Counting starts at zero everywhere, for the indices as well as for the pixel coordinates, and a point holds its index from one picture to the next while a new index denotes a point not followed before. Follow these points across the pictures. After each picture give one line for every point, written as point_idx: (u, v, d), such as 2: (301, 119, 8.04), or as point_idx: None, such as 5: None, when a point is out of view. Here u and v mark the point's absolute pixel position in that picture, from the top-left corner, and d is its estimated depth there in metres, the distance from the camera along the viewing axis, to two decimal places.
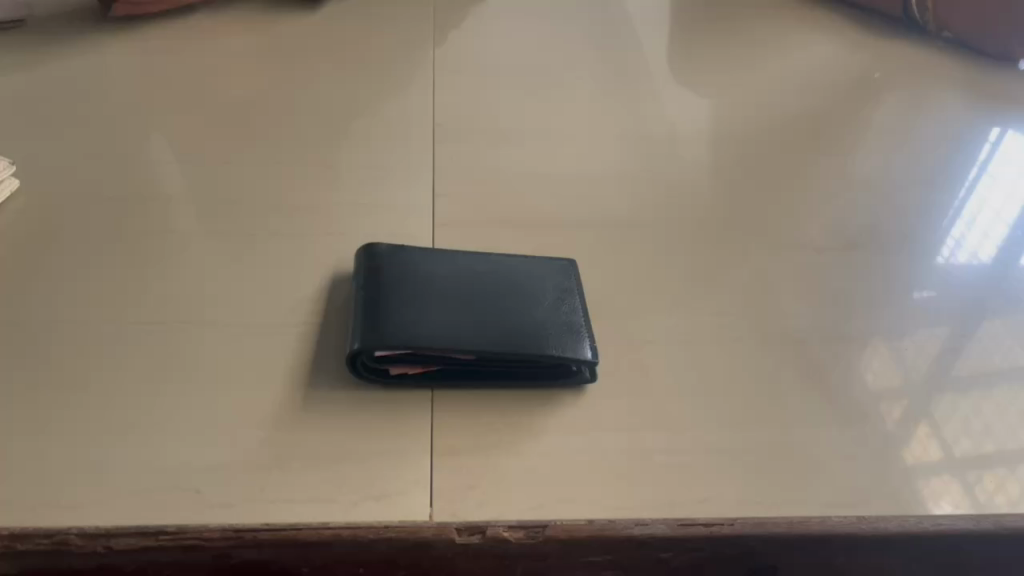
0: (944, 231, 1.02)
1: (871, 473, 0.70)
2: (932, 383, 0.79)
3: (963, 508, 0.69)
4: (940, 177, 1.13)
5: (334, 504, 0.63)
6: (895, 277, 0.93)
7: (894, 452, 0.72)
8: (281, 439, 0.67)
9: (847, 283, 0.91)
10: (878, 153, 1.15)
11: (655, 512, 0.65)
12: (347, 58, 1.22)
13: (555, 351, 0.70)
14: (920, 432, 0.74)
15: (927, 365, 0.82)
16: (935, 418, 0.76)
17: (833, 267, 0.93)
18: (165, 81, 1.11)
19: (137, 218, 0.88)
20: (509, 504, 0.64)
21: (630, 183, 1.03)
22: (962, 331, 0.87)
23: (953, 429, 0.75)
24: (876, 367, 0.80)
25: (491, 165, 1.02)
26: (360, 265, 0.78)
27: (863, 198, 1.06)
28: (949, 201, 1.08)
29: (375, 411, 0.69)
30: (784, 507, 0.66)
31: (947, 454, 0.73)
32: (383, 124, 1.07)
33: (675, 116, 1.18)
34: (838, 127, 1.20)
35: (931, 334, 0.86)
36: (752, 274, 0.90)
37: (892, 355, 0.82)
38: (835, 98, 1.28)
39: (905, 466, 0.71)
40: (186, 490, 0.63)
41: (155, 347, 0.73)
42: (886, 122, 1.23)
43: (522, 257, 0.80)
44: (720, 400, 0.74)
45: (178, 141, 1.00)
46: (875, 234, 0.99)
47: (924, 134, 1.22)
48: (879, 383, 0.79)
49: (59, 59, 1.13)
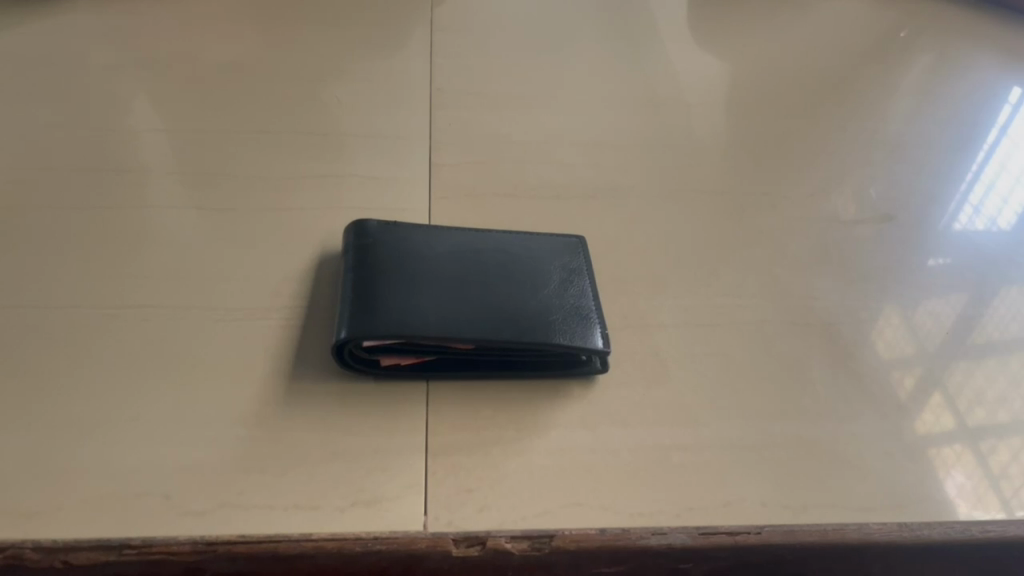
0: (960, 189, 0.97)
1: (896, 458, 0.65)
2: (948, 352, 0.75)
3: (979, 479, 0.65)
4: (959, 138, 1.06)
5: (318, 512, 0.57)
6: (913, 242, 0.87)
7: (906, 421, 0.68)
8: (262, 436, 0.61)
9: (867, 251, 0.85)
10: (898, 114, 1.08)
11: (673, 518, 0.58)
12: (340, 19, 1.14)
13: (563, 341, 0.64)
14: (935, 402, 0.70)
15: (942, 332, 0.77)
16: (948, 388, 0.71)
17: (853, 235, 0.87)
18: (142, 43, 1.03)
19: (109, 190, 0.80)
20: (512, 510, 0.58)
21: (643, 151, 0.95)
22: (982, 296, 0.82)
23: (969, 398, 0.71)
24: (887, 333, 0.76)
25: (495, 133, 0.95)
26: (349, 244, 0.71)
27: (882, 161, 0.99)
28: (968, 160, 1.02)
29: (365, 406, 0.63)
30: (815, 512, 0.60)
31: (961, 423, 0.69)
32: (379, 90, 0.99)
33: (690, 79, 1.10)
34: (861, 89, 1.13)
35: (946, 299, 0.81)
36: (769, 245, 0.83)
37: (906, 324, 0.77)
38: (858, 58, 1.20)
39: (913, 435, 0.67)
40: (155, 496, 0.57)
41: (125, 334, 0.67)
42: (905, 80, 1.16)
43: (526, 236, 0.74)
44: (744, 391, 0.68)
45: (155, 107, 0.92)
46: (896, 199, 0.93)
47: (946, 93, 1.15)
48: (890, 352, 0.74)
49: (28, 18, 1.05)
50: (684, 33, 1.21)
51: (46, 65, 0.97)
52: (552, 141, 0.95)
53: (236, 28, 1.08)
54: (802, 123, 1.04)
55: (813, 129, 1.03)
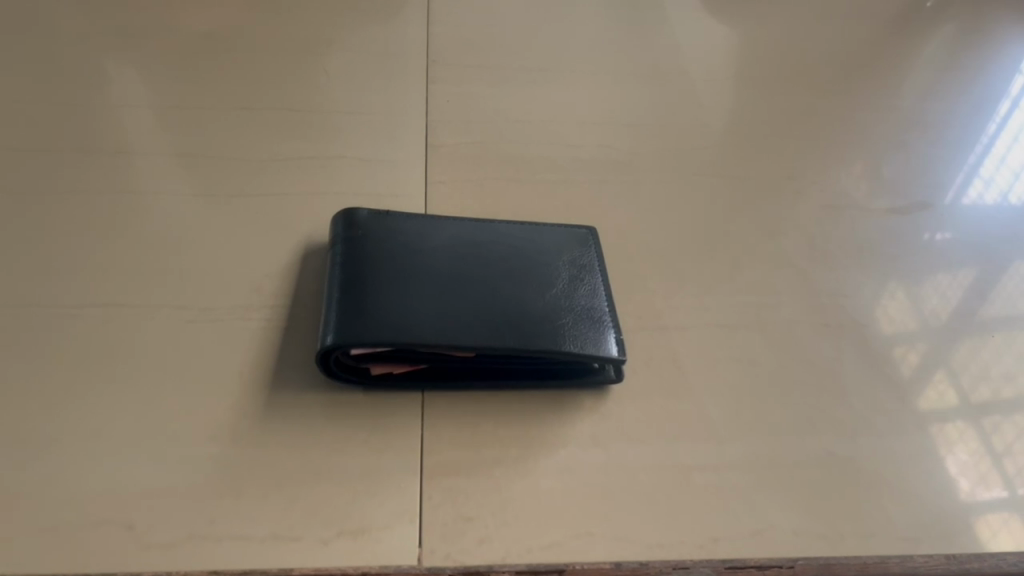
0: (969, 150, 0.91)
1: (909, 452, 0.60)
2: (956, 327, 0.70)
3: (982, 457, 0.61)
4: (976, 97, 1.00)
5: (299, 544, 0.50)
6: (924, 212, 0.82)
7: (909, 398, 0.64)
8: (238, 456, 0.54)
9: (878, 224, 0.79)
10: (915, 75, 1.02)
11: (697, 549, 0.52)
12: None
13: (572, 348, 0.57)
14: (938, 376, 0.66)
15: (948, 304, 0.72)
16: (953, 364, 0.67)
17: (865, 209, 0.81)
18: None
19: (76, 171, 0.73)
20: (516, 541, 0.52)
21: (658, 130, 0.88)
22: (991, 264, 0.77)
23: (973, 373, 0.66)
24: (889, 307, 0.71)
25: (496, 110, 0.87)
26: (337, 235, 0.64)
27: (892, 126, 0.93)
28: (981, 121, 0.96)
29: (354, 420, 0.57)
30: (855, 543, 0.54)
31: (964, 399, 0.64)
32: (371, 58, 0.91)
33: (709, 46, 1.02)
34: (883, 52, 1.05)
35: (953, 269, 0.76)
36: (791, 229, 0.77)
37: (912, 298, 0.72)
38: (886, 14, 1.12)
39: (916, 411, 0.63)
40: (116, 524, 0.50)
41: (88, 338, 0.60)
42: (925, 33, 1.09)
43: (529, 226, 0.67)
44: (772, 402, 0.62)
45: (125, 73, 0.84)
46: (912, 168, 0.87)
47: (967, 48, 1.08)
48: (892, 325, 0.69)
49: None
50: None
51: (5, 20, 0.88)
52: (559, 118, 0.88)
53: None
54: (828, 96, 0.96)
55: (832, 97, 0.96)
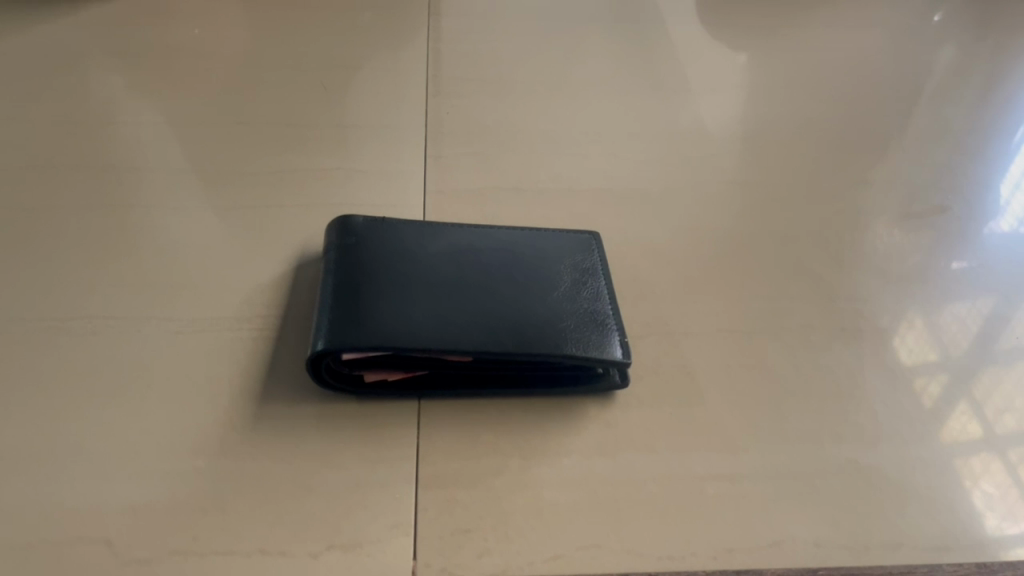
0: (985, 161, 0.86)
1: (926, 458, 0.56)
2: (978, 354, 0.64)
3: (1009, 488, 0.55)
4: (997, 103, 0.95)
5: (286, 558, 0.47)
6: (942, 230, 0.77)
7: (928, 429, 0.58)
8: (225, 468, 0.52)
9: (890, 243, 0.74)
10: (930, 84, 0.97)
11: (710, 560, 0.49)
12: None
13: (574, 352, 0.55)
14: (959, 408, 0.60)
15: (968, 330, 0.66)
16: (977, 394, 0.61)
17: (879, 227, 0.76)
18: (111, 18, 0.93)
19: (67, 185, 0.71)
20: (518, 554, 0.49)
21: (664, 139, 0.86)
22: (1012, 284, 0.72)
23: (996, 403, 0.61)
24: (907, 335, 0.65)
25: (498, 122, 0.86)
26: (331, 243, 0.62)
27: (902, 135, 0.88)
28: (999, 129, 0.91)
29: (347, 429, 0.54)
30: (881, 552, 0.51)
31: (988, 429, 0.59)
32: (371, 73, 0.90)
33: (716, 56, 1.00)
34: (894, 58, 1.01)
35: (973, 293, 0.70)
36: (802, 236, 0.74)
37: (930, 324, 0.67)
38: (896, 21, 1.09)
39: (938, 444, 0.57)
40: (95, 541, 0.47)
41: (73, 351, 0.58)
42: (938, 39, 1.05)
43: (530, 231, 0.65)
44: (789, 411, 0.58)
45: (121, 91, 0.83)
46: (927, 184, 0.82)
47: (985, 52, 1.03)
48: (910, 353, 0.64)
49: None
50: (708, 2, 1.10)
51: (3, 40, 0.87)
52: (562, 130, 0.86)
53: (219, 3, 0.99)
54: (839, 105, 0.93)
55: (842, 107, 0.92)
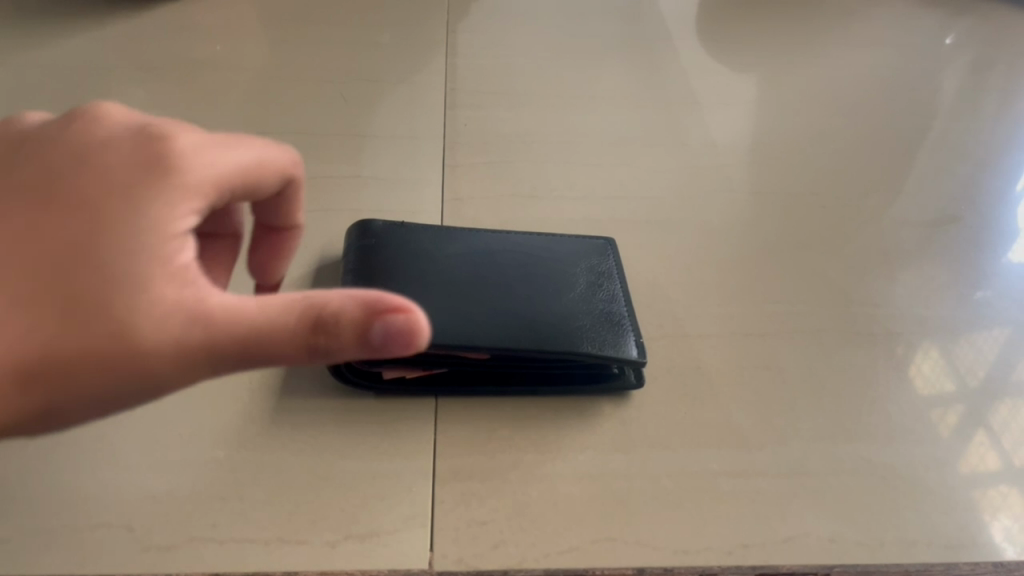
0: (1000, 188, 0.85)
1: (932, 457, 0.57)
2: (995, 384, 0.63)
3: None
4: (1011, 131, 0.94)
5: (304, 546, 0.48)
6: (958, 256, 0.75)
7: (945, 457, 0.57)
8: (245, 458, 0.52)
9: (906, 269, 0.73)
10: (945, 110, 0.96)
11: (725, 555, 0.49)
12: (352, 9, 1.06)
13: (590, 350, 0.55)
14: (977, 438, 0.58)
15: (985, 359, 0.65)
16: (995, 425, 0.60)
17: (896, 251, 0.75)
18: (137, 33, 0.96)
19: None
20: (533, 546, 0.49)
21: (677, 151, 0.87)
22: None
23: (1016, 434, 0.59)
24: (922, 361, 0.64)
25: (513, 132, 0.87)
26: (350, 245, 0.63)
27: (916, 159, 0.87)
28: (1014, 157, 0.90)
29: (364, 423, 0.55)
30: (894, 550, 0.51)
31: (1007, 461, 0.57)
32: (390, 86, 0.92)
33: (727, 73, 1.01)
34: (907, 77, 1.02)
35: (991, 320, 0.69)
36: (814, 245, 0.75)
37: (946, 352, 0.65)
38: (908, 41, 1.10)
39: (955, 473, 0.56)
40: (117, 527, 0.48)
41: None
42: (950, 63, 1.06)
43: (547, 236, 0.66)
44: (801, 411, 0.59)
45: (146, 103, 0.85)
46: (943, 209, 0.81)
47: (998, 81, 1.03)
48: (925, 381, 0.62)
49: (19, 5, 0.97)
50: (722, 23, 1.12)
51: (34, 56, 0.89)
52: (577, 141, 0.87)
53: (242, 22, 1.01)
54: (851, 121, 0.93)
55: (854, 125, 0.92)
